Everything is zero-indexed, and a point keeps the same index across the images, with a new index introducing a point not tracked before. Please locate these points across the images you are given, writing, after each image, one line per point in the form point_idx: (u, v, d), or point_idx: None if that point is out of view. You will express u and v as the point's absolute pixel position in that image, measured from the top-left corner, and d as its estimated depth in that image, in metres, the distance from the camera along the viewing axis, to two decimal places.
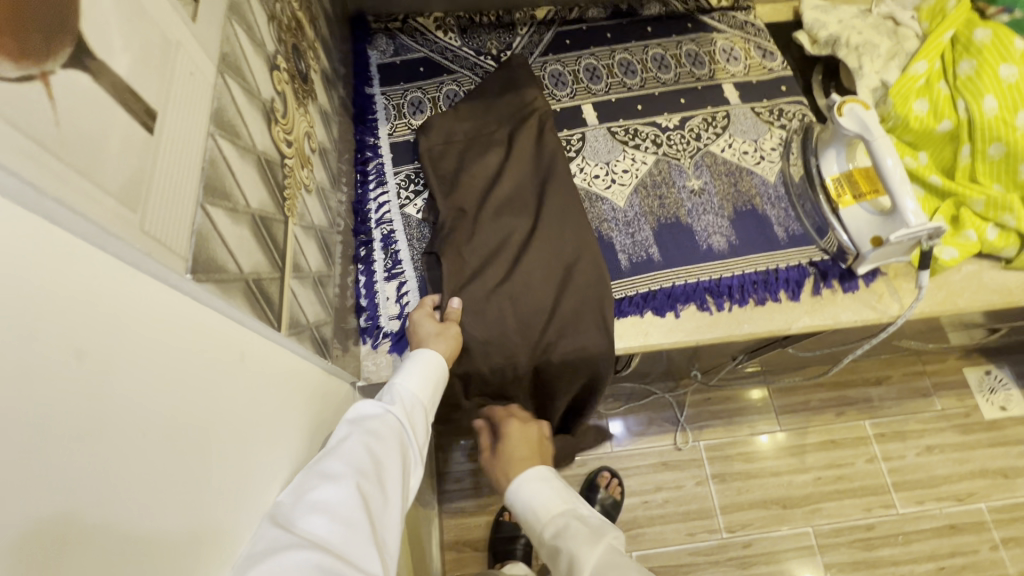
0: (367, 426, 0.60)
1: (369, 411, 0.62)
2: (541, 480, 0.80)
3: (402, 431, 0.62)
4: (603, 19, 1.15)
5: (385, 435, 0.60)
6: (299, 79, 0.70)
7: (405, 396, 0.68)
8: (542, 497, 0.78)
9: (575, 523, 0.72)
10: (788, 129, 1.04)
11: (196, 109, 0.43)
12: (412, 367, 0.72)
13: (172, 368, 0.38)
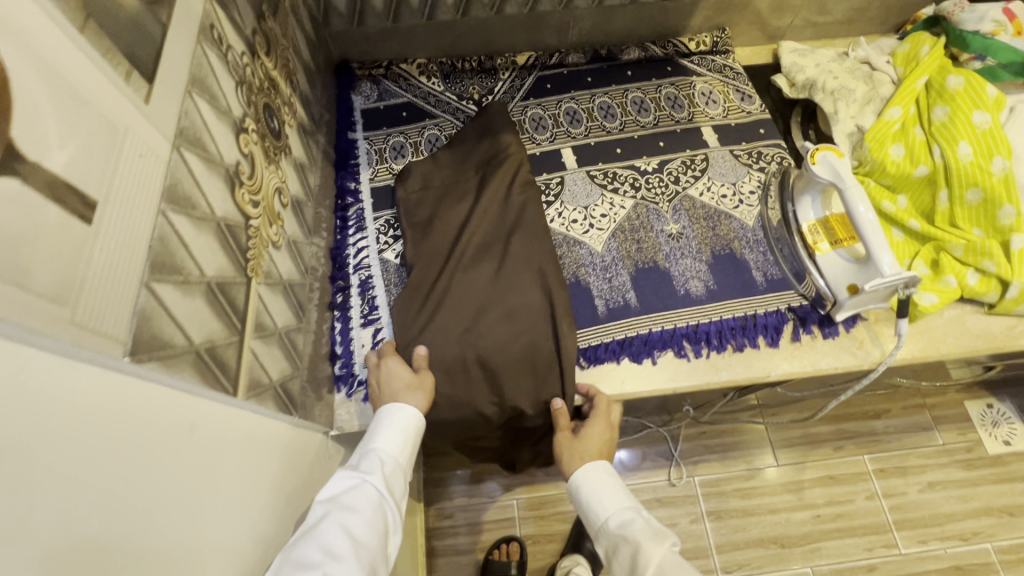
0: (343, 500, 0.60)
1: (344, 484, 0.62)
2: (608, 474, 0.75)
3: (379, 498, 0.62)
4: (583, 63, 1.15)
5: (361, 507, 0.60)
6: (271, 135, 0.72)
7: (382, 461, 0.67)
8: (609, 495, 0.73)
9: (642, 524, 0.68)
10: (767, 172, 1.04)
11: (146, 189, 0.44)
12: (387, 429, 0.71)
13: (116, 449, 0.38)
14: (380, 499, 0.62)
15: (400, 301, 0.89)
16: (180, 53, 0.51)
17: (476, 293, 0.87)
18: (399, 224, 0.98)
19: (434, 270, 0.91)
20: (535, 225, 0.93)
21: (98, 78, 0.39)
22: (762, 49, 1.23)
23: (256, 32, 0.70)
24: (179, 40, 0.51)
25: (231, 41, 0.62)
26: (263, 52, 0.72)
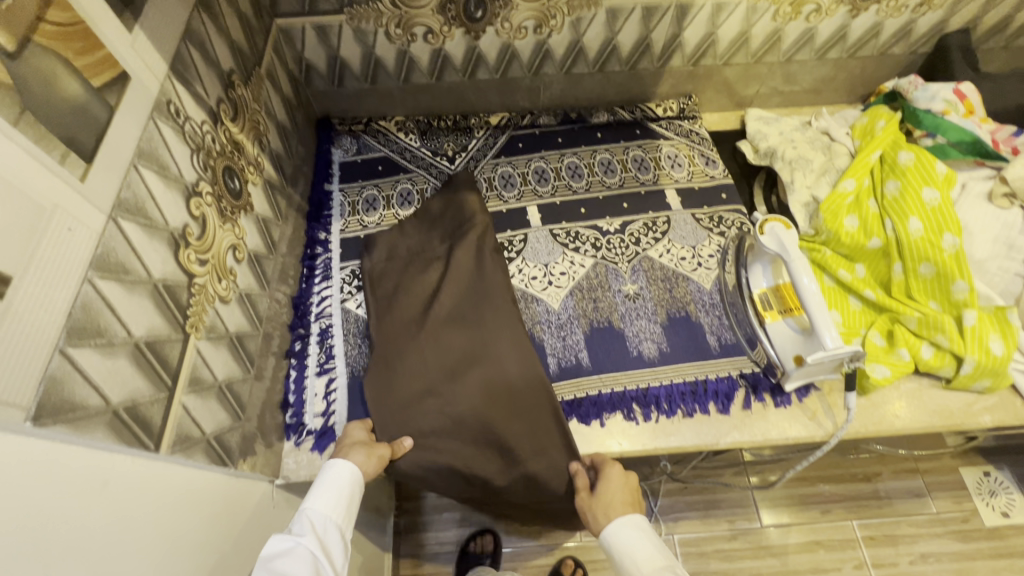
0: (279, 569, 0.63)
1: (278, 548, 0.65)
2: (639, 531, 0.75)
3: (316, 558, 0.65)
4: (554, 124, 1.20)
5: (296, 569, 0.63)
6: (229, 196, 0.76)
7: (315, 522, 0.70)
8: (642, 548, 0.73)
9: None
10: (727, 236, 1.06)
11: (70, 260, 0.47)
12: (318, 489, 0.73)
13: (22, 505, 0.38)
14: (317, 558, 0.66)
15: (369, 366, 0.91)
16: (128, 132, 0.55)
17: (443, 365, 0.90)
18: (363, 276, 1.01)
19: (403, 337, 0.93)
20: (503, 296, 0.95)
21: (27, 160, 0.43)
22: (731, 114, 1.27)
23: (222, 102, 0.75)
24: (128, 119, 0.55)
25: (191, 114, 0.67)
26: (229, 119, 0.77)
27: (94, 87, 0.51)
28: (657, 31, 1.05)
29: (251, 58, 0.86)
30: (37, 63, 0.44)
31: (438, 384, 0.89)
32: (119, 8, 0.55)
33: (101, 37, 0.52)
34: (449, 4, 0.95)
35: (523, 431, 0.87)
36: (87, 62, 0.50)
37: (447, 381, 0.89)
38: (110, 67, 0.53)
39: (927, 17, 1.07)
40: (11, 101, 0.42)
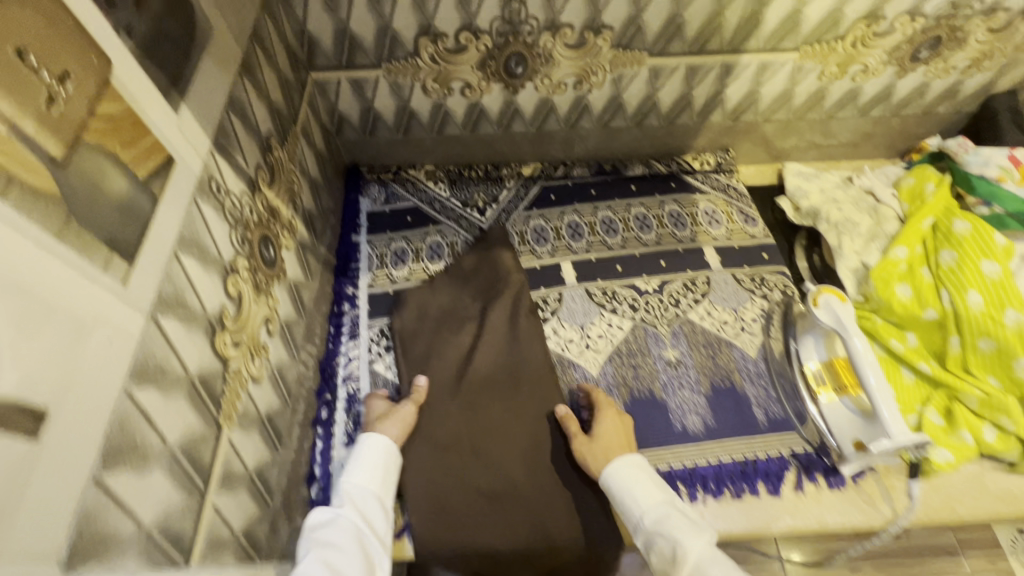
0: (323, 540, 0.67)
1: (320, 519, 0.70)
2: (637, 469, 0.77)
3: (356, 524, 0.70)
4: (588, 176, 1.17)
5: (338, 535, 0.68)
6: (264, 266, 0.72)
7: (353, 496, 0.73)
8: (645, 491, 0.75)
9: (686, 523, 0.70)
10: (770, 299, 1.02)
11: (110, 375, 0.43)
12: (354, 466, 0.77)
13: None
14: (356, 523, 0.70)
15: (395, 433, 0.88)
16: (171, 221, 0.51)
17: (471, 432, 0.87)
18: (393, 337, 0.97)
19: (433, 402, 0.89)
20: (538, 361, 0.93)
21: (70, 276, 0.39)
22: (768, 167, 1.24)
23: (260, 168, 0.72)
24: (172, 208, 0.52)
25: (231, 187, 0.64)
26: (266, 186, 0.73)
27: (140, 179, 0.47)
28: (699, 88, 1.02)
29: (287, 117, 0.83)
30: (84, 165, 0.41)
31: (464, 451, 0.86)
32: (167, 89, 0.51)
33: (149, 123, 0.48)
34: (489, 60, 0.93)
35: (545, 508, 0.82)
36: (134, 152, 0.46)
37: (473, 448, 0.86)
38: (156, 154, 0.49)
39: (975, 78, 1.04)
40: (56, 214, 0.38)
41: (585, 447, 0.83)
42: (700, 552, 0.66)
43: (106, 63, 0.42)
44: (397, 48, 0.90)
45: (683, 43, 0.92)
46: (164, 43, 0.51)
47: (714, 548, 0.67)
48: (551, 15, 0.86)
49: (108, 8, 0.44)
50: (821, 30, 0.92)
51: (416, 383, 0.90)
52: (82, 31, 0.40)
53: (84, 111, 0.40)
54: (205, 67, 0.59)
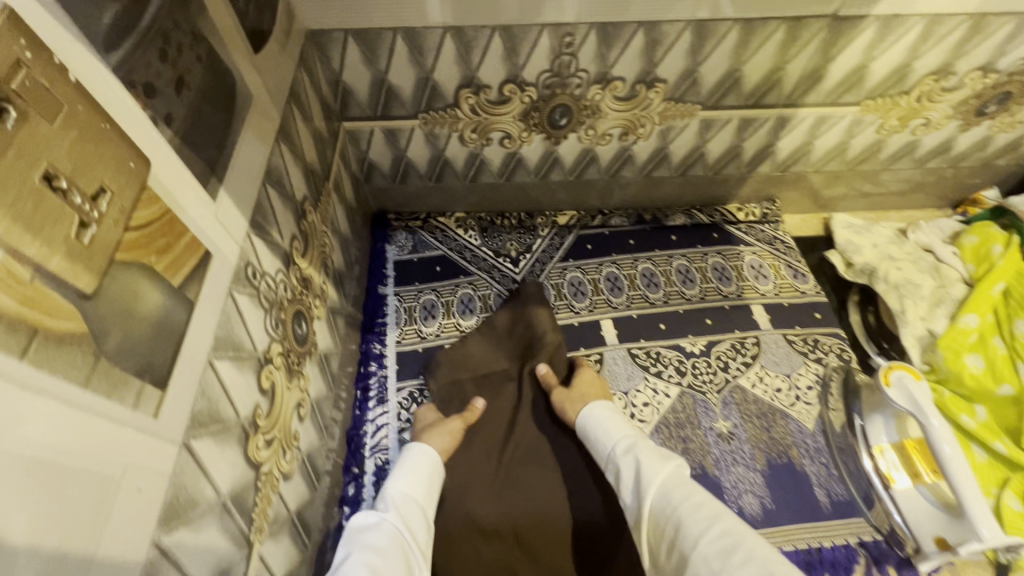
0: (364, 541, 0.60)
1: (363, 518, 0.64)
2: (612, 414, 0.76)
3: (401, 525, 0.64)
4: (626, 225, 1.11)
5: (381, 539, 0.61)
6: (297, 344, 0.66)
7: (397, 500, 0.68)
8: (618, 426, 0.73)
9: (653, 452, 0.65)
10: (826, 364, 0.96)
11: (139, 533, 0.36)
12: (400, 471, 0.73)
13: None
14: (400, 525, 0.64)
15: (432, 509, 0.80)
16: (206, 326, 0.45)
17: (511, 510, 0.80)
18: (424, 402, 0.91)
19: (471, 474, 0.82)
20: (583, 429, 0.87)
21: (98, 428, 0.32)
22: (813, 217, 1.18)
23: (295, 238, 0.66)
24: (207, 310, 0.45)
25: (267, 268, 0.58)
26: (301, 256, 0.68)
27: (176, 287, 0.41)
28: (750, 140, 0.96)
29: (321, 175, 0.77)
30: (116, 289, 0.35)
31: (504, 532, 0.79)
32: (206, 177, 0.45)
33: (187, 220, 0.42)
34: (533, 112, 0.87)
35: None
36: (171, 258, 0.40)
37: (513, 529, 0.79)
38: (192, 253, 0.43)
39: None
40: (83, 358, 0.32)
41: (563, 393, 0.86)
42: (660, 476, 0.60)
43: (144, 164, 0.37)
44: (436, 100, 0.84)
45: (739, 96, 0.87)
46: (203, 126, 0.46)
47: (681, 475, 0.60)
48: (602, 68, 0.80)
49: (147, 98, 0.38)
50: (886, 84, 0.86)
51: (473, 402, 0.88)
52: (120, 133, 0.34)
53: (119, 227, 0.34)
54: (243, 142, 0.53)
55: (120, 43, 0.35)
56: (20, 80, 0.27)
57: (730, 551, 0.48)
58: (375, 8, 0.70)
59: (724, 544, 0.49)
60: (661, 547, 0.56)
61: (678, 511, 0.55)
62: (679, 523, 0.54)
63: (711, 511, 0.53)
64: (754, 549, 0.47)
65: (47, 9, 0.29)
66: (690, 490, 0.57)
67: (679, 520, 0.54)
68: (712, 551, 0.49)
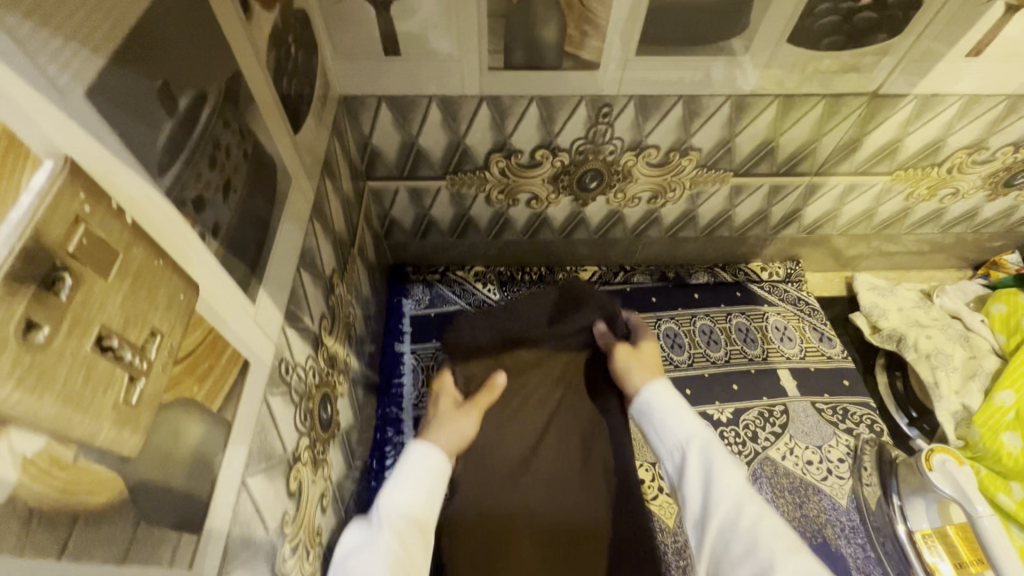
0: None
1: (356, 537, 0.57)
2: (676, 399, 0.68)
3: (389, 546, 0.54)
4: (649, 282, 1.09)
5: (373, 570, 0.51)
6: (322, 429, 0.62)
7: (401, 520, 0.58)
8: (687, 415, 0.65)
9: (727, 457, 0.60)
10: (856, 435, 0.93)
11: None
12: (402, 480, 0.62)
13: None
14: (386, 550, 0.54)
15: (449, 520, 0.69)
16: (241, 444, 0.41)
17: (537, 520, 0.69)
18: None
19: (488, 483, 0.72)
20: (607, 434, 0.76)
21: None
22: (834, 276, 1.17)
23: (324, 316, 0.63)
24: (243, 425, 0.42)
25: (298, 358, 0.54)
26: (328, 334, 0.64)
27: (215, 412, 0.37)
28: (779, 205, 0.95)
29: (347, 242, 0.74)
30: (160, 436, 0.31)
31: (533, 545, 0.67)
32: (247, 280, 0.42)
33: (227, 334, 0.39)
34: (563, 175, 0.85)
35: None
36: (212, 382, 0.37)
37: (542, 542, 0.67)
38: (232, 368, 0.40)
39: None
40: (123, 530, 0.28)
41: (627, 356, 0.77)
42: (738, 489, 0.56)
43: (191, 290, 0.33)
44: (466, 162, 0.82)
45: (772, 165, 0.86)
46: (247, 226, 0.43)
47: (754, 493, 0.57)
48: (638, 136, 0.79)
49: (196, 214, 0.35)
50: (918, 157, 0.86)
51: (493, 377, 0.78)
52: (169, 266, 0.31)
53: (166, 369, 0.30)
54: (281, 230, 0.50)
55: (173, 163, 0.32)
56: (77, 241, 0.24)
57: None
58: (411, 78, 0.69)
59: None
60: (723, 561, 0.54)
61: (758, 537, 0.52)
62: (759, 551, 0.51)
63: (794, 546, 0.51)
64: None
65: (105, 151, 0.26)
66: (772, 515, 0.53)
67: (759, 546, 0.51)
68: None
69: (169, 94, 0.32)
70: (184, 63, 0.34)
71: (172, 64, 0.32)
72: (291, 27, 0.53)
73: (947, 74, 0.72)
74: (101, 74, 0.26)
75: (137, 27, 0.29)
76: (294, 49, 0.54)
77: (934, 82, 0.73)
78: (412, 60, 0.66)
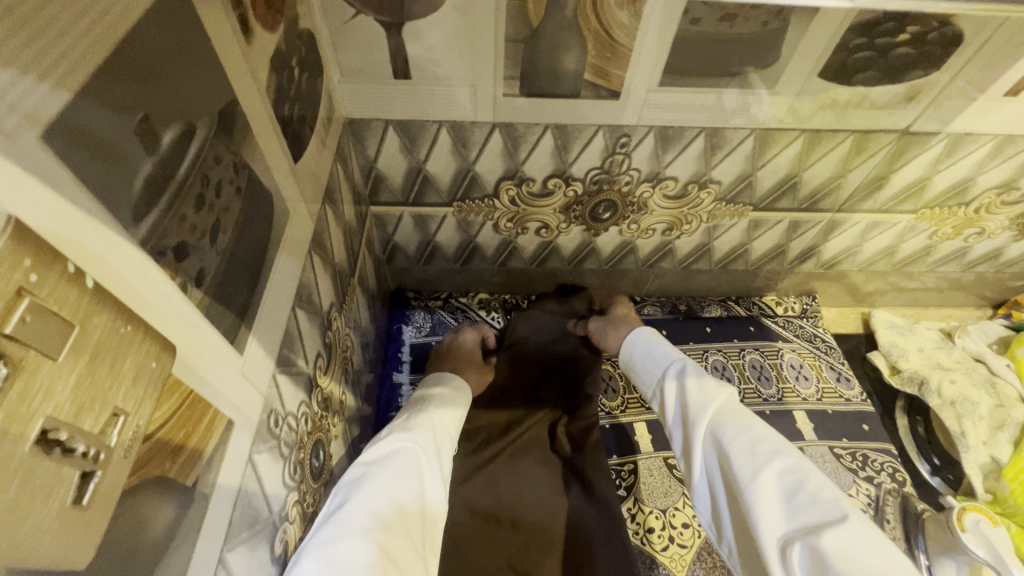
0: (388, 461, 0.55)
1: (396, 444, 0.58)
2: (654, 335, 0.70)
3: (426, 460, 0.58)
4: (660, 314, 1.04)
5: (403, 464, 0.55)
6: (311, 479, 0.57)
7: (424, 428, 0.62)
8: (663, 348, 0.66)
9: (703, 377, 0.60)
10: (877, 484, 0.88)
11: None
12: (441, 409, 0.68)
13: None
14: (420, 464, 0.57)
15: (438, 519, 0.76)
16: (220, 519, 0.37)
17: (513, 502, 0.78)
18: None
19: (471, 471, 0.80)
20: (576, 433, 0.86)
21: None
22: (850, 312, 1.13)
23: (320, 355, 0.58)
24: (222, 499, 0.37)
25: (289, 408, 0.50)
26: (323, 374, 0.60)
27: (188, 487, 0.32)
28: (798, 240, 0.92)
29: (347, 271, 0.70)
30: (119, 531, 0.26)
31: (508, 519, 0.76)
32: (235, 330, 0.38)
33: (208, 394, 0.34)
34: (576, 205, 0.81)
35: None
36: (188, 454, 0.32)
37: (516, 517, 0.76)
38: (212, 432, 0.35)
39: None
40: None
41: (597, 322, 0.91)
42: (716, 403, 0.56)
43: (167, 353, 0.29)
44: (474, 189, 0.78)
45: (793, 200, 0.82)
46: (237, 270, 0.38)
47: (735, 403, 0.56)
48: (656, 167, 0.75)
49: (178, 263, 0.31)
50: (946, 196, 0.83)
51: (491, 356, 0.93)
52: (139, 329, 0.26)
53: (130, 452, 0.26)
54: (277, 269, 0.46)
55: (152, 207, 0.28)
56: (18, 317, 0.19)
57: (800, 489, 0.46)
58: (421, 103, 0.65)
59: (792, 483, 0.47)
60: (713, 474, 0.53)
61: (738, 441, 0.51)
62: (738, 455, 0.50)
63: (773, 446, 0.50)
64: (819, 488, 0.46)
65: (63, 202, 0.22)
66: (751, 420, 0.53)
67: (739, 450, 0.50)
68: (775, 486, 0.47)
69: (151, 129, 0.28)
70: (170, 93, 0.30)
71: (155, 94, 0.28)
72: (295, 48, 0.49)
73: (981, 114, 0.69)
74: (65, 111, 0.22)
75: (112, 54, 0.25)
76: (298, 72, 0.50)
77: (968, 121, 0.70)
78: (423, 85, 0.63)
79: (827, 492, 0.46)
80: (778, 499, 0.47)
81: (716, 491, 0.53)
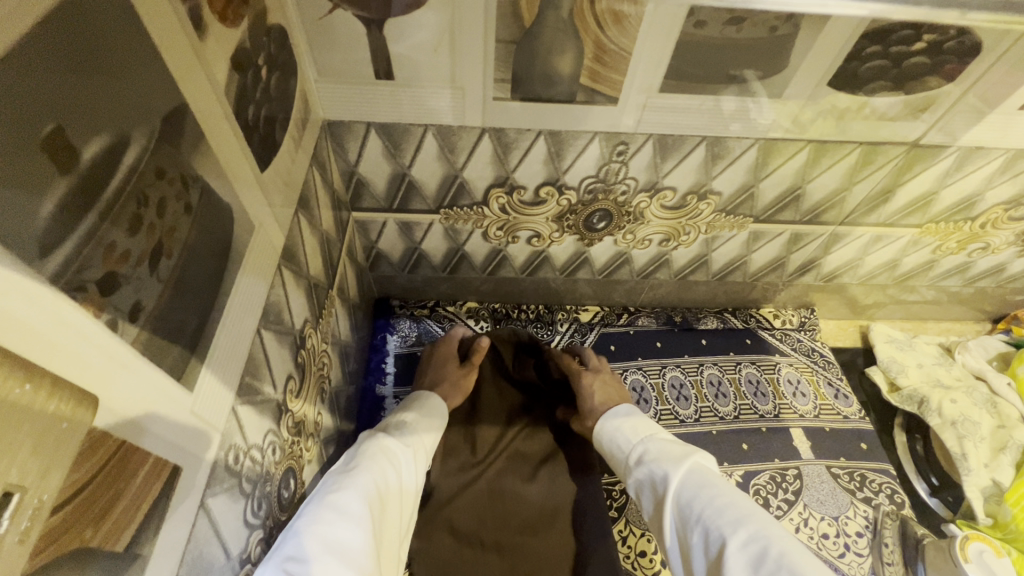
0: (374, 457, 0.55)
1: (382, 447, 0.57)
2: (630, 415, 0.72)
3: (404, 465, 0.58)
4: (654, 326, 1.01)
5: (386, 466, 0.55)
6: (280, 510, 0.53)
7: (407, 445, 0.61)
8: (634, 427, 0.68)
9: (674, 454, 0.61)
10: (875, 505, 0.85)
11: None
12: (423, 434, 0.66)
13: None
14: (402, 476, 0.57)
15: (418, 537, 0.72)
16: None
17: (497, 513, 0.75)
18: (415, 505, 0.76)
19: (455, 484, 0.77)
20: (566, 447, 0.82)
21: None
22: (848, 324, 1.11)
23: (290, 377, 0.54)
24: (166, 557, 0.33)
25: (252, 440, 0.45)
26: (295, 398, 0.55)
27: (122, 552, 0.28)
28: (798, 252, 0.89)
29: (324, 282, 0.66)
30: None
31: (489, 532, 0.74)
32: (183, 364, 0.34)
33: (149, 442, 0.30)
34: (569, 215, 0.78)
35: None
36: (120, 515, 0.28)
37: (497, 530, 0.74)
38: (154, 482, 0.31)
39: None
40: None
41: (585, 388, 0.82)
42: (681, 477, 0.56)
43: (85, 407, 0.25)
44: (462, 197, 0.73)
45: (796, 212, 0.79)
46: (185, 296, 0.34)
47: (703, 474, 0.56)
48: (654, 177, 0.71)
49: (104, 297, 0.26)
50: (951, 211, 0.80)
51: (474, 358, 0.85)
52: (41, 385, 0.22)
53: (31, 536, 0.22)
54: (238, 290, 0.42)
55: (69, 234, 0.24)
56: None
57: (764, 556, 0.45)
58: (406, 105, 0.61)
59: (755, 552, 0.45)
60: (689, 548, 0.52)
61: (704, 516, 0.51)
62: (706, 528, 0.50)
63: (738, 517, 0.49)
64: (781, 555, 0.44)
65: None
66: (718, 490, 0.53)
67: (707, 524, 0.50)
68: (741, 558, 0.46)
69: (67, 142, 0.23)
70: (95, 97, 0.25)
71: (72, 98, 0.24)
72: (262, 45, 0.45)
73: (995, 127, 0.66)
74: None
75: (10, 53, 0.21)
76: (265, 70, 0.46)
77: (980, 135, 0.67)
78: (407, 87, 0.58)
79: (791, 558, 0.44)
80: (743, 568, 0.45)
81: (693, 568, 0.51)
